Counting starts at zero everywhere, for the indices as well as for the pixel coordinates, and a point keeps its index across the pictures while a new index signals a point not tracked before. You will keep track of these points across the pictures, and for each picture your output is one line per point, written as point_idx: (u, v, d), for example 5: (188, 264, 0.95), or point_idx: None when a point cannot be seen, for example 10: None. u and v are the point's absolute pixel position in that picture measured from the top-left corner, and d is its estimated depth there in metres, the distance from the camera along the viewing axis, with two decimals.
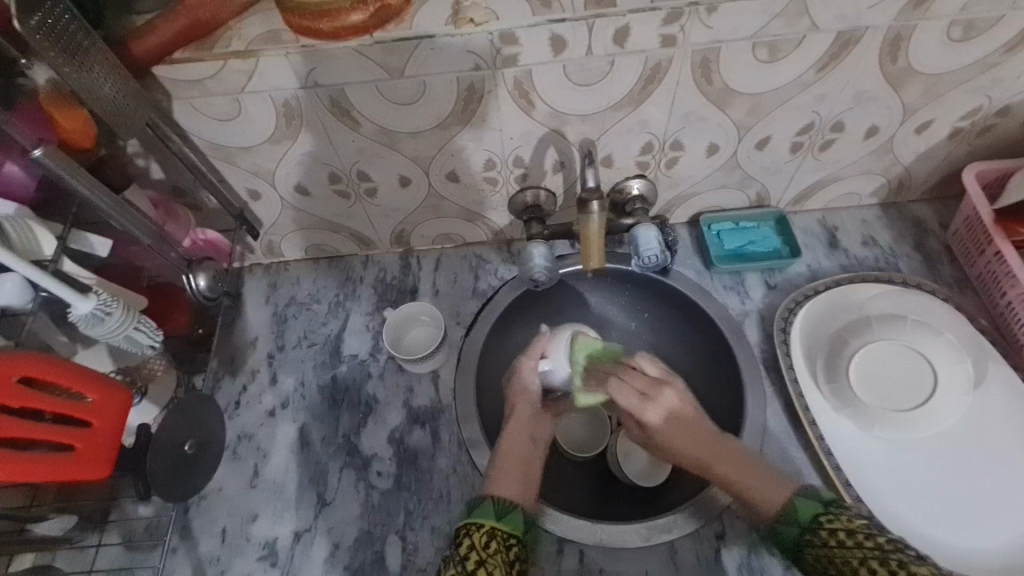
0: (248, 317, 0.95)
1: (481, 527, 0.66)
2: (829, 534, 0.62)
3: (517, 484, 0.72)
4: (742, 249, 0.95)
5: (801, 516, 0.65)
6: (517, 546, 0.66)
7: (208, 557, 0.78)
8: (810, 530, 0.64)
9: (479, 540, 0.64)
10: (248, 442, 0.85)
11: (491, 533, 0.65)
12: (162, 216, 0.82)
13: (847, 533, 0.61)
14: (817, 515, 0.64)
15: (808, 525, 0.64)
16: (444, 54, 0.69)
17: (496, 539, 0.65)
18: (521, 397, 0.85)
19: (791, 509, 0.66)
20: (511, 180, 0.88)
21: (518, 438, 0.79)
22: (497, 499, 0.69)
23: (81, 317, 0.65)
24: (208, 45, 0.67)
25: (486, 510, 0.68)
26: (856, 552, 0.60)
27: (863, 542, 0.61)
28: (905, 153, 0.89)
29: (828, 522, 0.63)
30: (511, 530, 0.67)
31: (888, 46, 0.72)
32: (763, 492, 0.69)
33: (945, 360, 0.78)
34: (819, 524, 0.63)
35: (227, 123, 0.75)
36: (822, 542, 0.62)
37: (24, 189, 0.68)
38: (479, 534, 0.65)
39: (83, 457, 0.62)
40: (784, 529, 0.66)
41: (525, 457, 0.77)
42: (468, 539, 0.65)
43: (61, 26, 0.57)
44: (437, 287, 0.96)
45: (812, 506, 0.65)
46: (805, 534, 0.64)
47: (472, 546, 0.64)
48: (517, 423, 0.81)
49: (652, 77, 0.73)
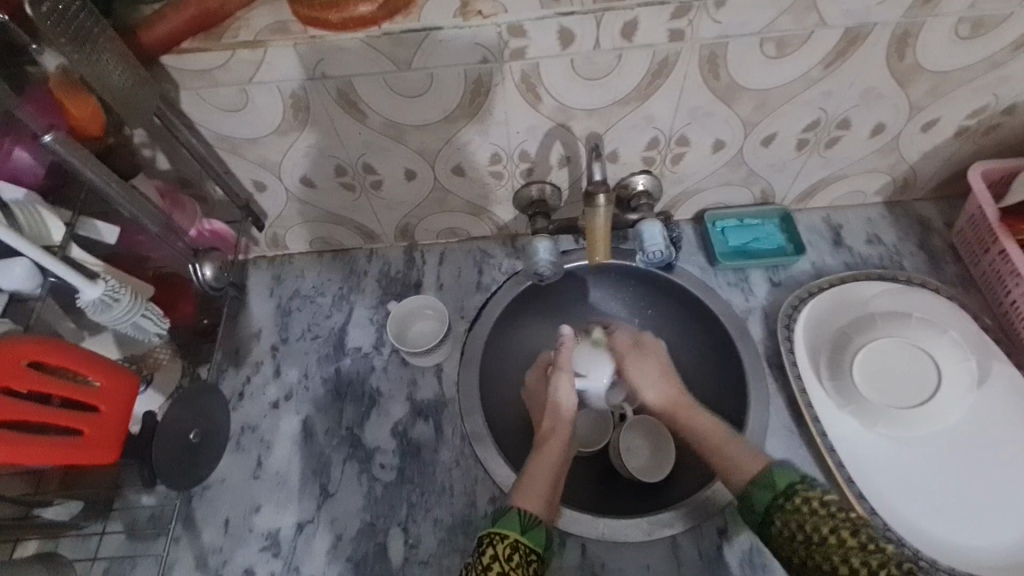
0: (252, 308, 0.95)
1: (505, 539, 0.67)
2: (802, 502, 0.64)
3: (543, 494, 0.73)
4: (747, 246, 0.95)
5: (777, 483, 0.67)
6: (536, 562, 0.67)
7: (211, 547, 0.78)
8: (783, 496, 0.66)
9: (502, 552, 0.65)
10: (252, 432, 0.85)
11: (514, 546, 0.66)
12: (169, 206, 0.83)
13: (820, 503, 0.64)
14: (792, 483, 0.66)
15: (782, 491, 0.66)
16: (452, 46, 0.69)
17: (519, 552, 0.66)
18: (550, 416, 0.83)
19: (767, 475, 0.68)
20: (517, 174, 0.88)
21: (550, 454, 0.78)
22: (523, 512, 0.69)
23: (89, 303, 0.65)
24: (216, 35, 0.68)
25: (512, 520, 0.69)
26: (827, 520, 0.62)
27: (835, 512, 0.63)
28: (911, 151, 0.89)
29: (803, 491, 0.65)
30: (533, 546, 0.68)
31: (896, 42, 0.72)
32: (740, 466, 0.72)
33: (949, 357, 0.78)
34: (794, 491, 0.66)
35: (234, 114, 0.75)
36: (794, 509, 0.64)
37: (34, 177, 0.68)
38: (502, 545, 0.66)
39: (92, 440, 0.62)
40: (756, 493, 0.68)
41: (547, 466, 0.77)
42: (491, 548, 0.66)
43: (71, 13, 0.58)
44: (441, 281, 0.96)
45: (789, 477, 0.68)
46: (778, 499, 0.66)
47: (495, 557, 0.65)
48: (552, 438, 0.81)
49: (660, 71, 0.73)
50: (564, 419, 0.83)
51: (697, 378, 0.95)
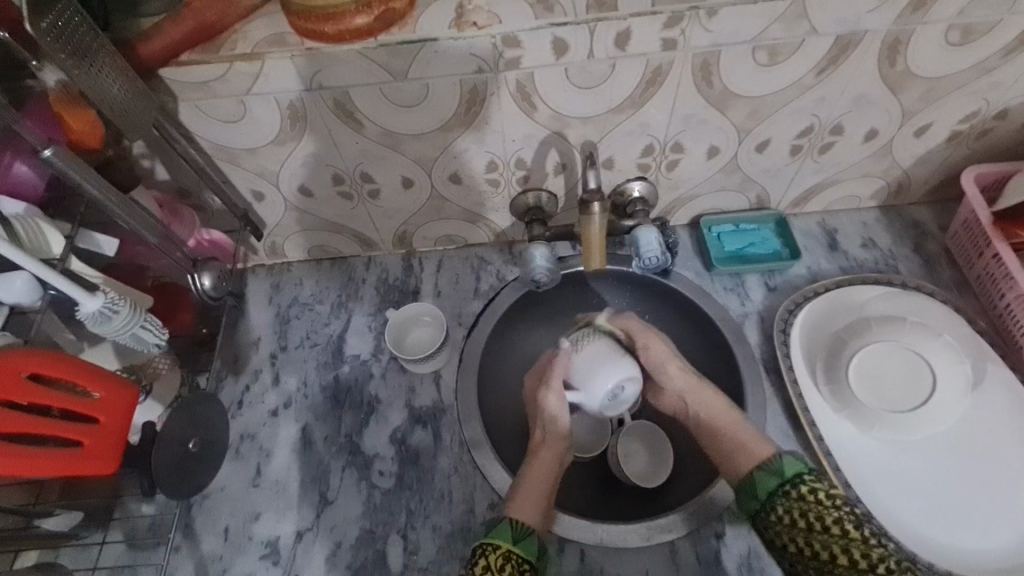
0: (251, 317, 0.96)
1: (498, 548, 0.70)
2: (808, 491, 0.69)
3: (538, 504, 0.75)
4: (742, 251, 0.95)
5: (786, 469, 0.72)
6: (529, 570, 0.70)
7: (211, 556, 0.78)
8: (790, 483, 0.71)
9: (494, 562, 0.68)
10: (251, 441, 0.86)
11: (506, 556, 0.69)
12: (167, 216, 0.84)
13: (826, 494, 0.69)
14: (801, 473, 0.71)
15: (790, 478, 0.71)
16: (448, 57, 0.69)
17: (511, 562, 0.69)
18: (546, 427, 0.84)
19: (778, 462, 0.72)
20: (513, 182, 0.88)
21: (545, 463, 0.81)
22: (514, 523, 0.72)
23: (90, 314, 0.65)
24: (213, 48, 0.68)
25: (503, 531, 0.71)
26: (831, 512, 0.67)
27: (838, 504, 0.68)
28: (904, 155, 0.89)
29: (810, 481, 0.70)
30: (526, 555, 0.70)
31: (887, 50, 0.73)
32: (749, 449, 0.76)
33: (945, 362, 0.78)
34: (802, 480, 0.70)
35: (232, 124, 0.76)
36: (800, 496, 0.69)
37: (34, 190, 0.69)
38: (494, 555, 0.69)
39: (91, 453, 0.62)
40: (763, 477, 0.72)
41: (540, 478, 0.79)
42: (484, 558, 0.69)
43: (70, 28, 0.58)
44: (439, 287, 0.97)
45: (798, 465, 0.72)
46: (784, 486, 0.71)
47: (487, 567, 0.68)
48: (543, 450, 0.83)
49: (653, 80, 0.74)
50: (556, 430, 0.84)
51: None
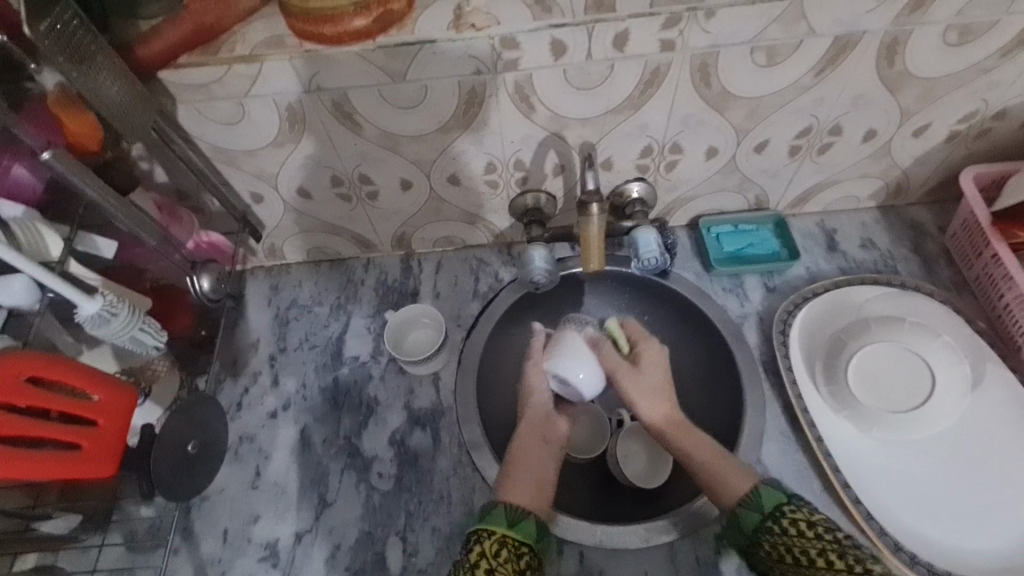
0: (250, 319, 0.96)
1: (492, 535, 0.67)
2: (790, 524, 0.66)
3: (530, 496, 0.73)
4: (741, 252, 0.95)
5: (764, 504, 0.68)
6: (529, 553, 0.68)
7: (210, 558, 0.78)
8: (771, 518, 0.67)
9: (490, 548, 0.66)
10: (250, 442, 0.86)
11: (502, 542, 0.67)
12: (167, 219, 0.83)
13: (806, 524, 0.65)
14: (780, 505, 0.68)
15: (770, 512, 0.68)
16: (445, 59, 0.69)
17: (507, 547, 0.66)
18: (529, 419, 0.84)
19: (755, 496, 0.69)
20: (512, 184, 0.88)
21: (533, 457, 0.79)
22: (509, 506, 0.70)
23: (88, 317, 0.65)
24: (212, 50, 0.68)
25: (499, 516, 0.69)
26: (814, 543, 0.64)
27: (822, 534, 0.64)
28: (902, 156, 0.89)
29: (790, 512, 0.67)
30: (523, 538, 0.68)
31: (885, 51, 0.73)
32: (726, 483, 0.73)
33: (944, 362, 0.78)
34: (781, 513, 0.67)
35: (231, 127, 0.76)
36: (782, 531, 0.66)
37: (32, 191, 0.69)
38: (490, 541, 0.67)
39: (90, 456, 0.62)
40: (744, 513, 0.69)
41: (533, 474, 0.77)
42: (479, 545, 0.66)
43: (69, 31, 0.58)
44: (437, 289, 0.97)
45: (776, 496, 0.69)
46: (766, 521, 0.67)
47: (483, 553, 0.65)
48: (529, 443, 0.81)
49: (651, 81, 0.74)
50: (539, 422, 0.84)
51: (693, 384, 0.95)
